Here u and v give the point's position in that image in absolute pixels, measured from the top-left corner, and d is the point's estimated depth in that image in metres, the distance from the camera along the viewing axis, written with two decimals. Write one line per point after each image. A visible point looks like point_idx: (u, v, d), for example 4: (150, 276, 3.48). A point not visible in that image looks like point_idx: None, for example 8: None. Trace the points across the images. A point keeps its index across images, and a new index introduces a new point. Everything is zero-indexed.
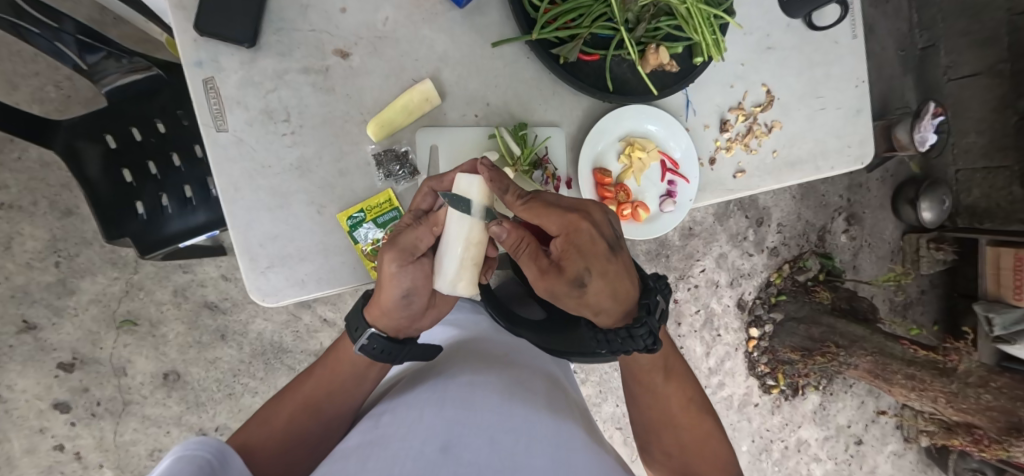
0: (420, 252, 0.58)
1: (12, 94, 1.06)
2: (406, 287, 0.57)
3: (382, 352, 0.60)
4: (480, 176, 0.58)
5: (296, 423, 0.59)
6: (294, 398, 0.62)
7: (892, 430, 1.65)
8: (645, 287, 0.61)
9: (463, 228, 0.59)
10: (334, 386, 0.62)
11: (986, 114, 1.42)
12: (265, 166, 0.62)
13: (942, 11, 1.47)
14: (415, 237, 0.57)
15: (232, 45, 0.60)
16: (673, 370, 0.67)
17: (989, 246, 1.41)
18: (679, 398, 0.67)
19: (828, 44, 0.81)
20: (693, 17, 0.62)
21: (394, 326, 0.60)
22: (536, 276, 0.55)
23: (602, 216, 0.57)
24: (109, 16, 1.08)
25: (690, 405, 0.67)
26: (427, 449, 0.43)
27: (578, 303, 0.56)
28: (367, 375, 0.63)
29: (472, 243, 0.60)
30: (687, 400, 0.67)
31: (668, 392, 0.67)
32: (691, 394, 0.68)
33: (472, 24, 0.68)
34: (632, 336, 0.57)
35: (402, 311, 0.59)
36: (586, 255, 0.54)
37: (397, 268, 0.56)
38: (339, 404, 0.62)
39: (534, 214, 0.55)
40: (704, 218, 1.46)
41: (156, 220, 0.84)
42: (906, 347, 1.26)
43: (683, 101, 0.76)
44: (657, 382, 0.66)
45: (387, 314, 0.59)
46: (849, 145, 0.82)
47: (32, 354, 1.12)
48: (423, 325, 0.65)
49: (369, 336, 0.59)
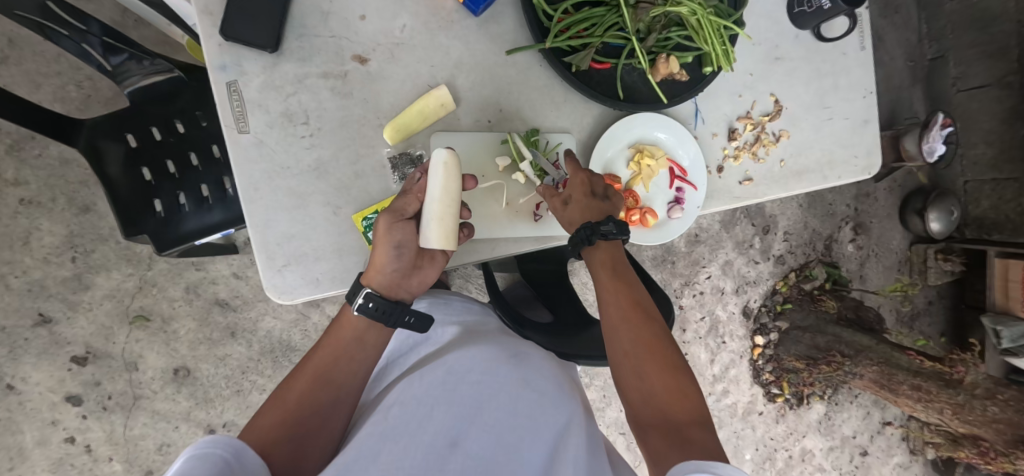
0: (409, 214, 0.62)
1: (36, 93, 1.09)
2: (398, 241, 0.61)
3: (381, 312, 0.59)
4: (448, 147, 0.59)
5: (308, 398, 0.59)
6: (300, 378, 0.61)
7: (898, 442, 1.64)
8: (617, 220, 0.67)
9: (436, 185, 0.59)
10: (337, 357, 0.63)
11: (996, 125, 1.42)
12: (284, 167, 0.64)
13: (952, 23, 1.47)
14: (402, 201, 0.62)
15: (255, 51, 0.62)
16: (623, 273, 0.67)
17: (997, 258, 1.41)
18: (624, 297, 0.64)
19: (837, 55, 0.82)
20: (704, 28, 0.64)
21: (386, 284, 0.61)
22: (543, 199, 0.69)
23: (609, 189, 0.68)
24: (130, 18, 1.10)
25: (637, 307, 0.63)
26: (438, 445, 0.45)
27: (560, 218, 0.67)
28: (366, 341, 0.65)
29: (452, 194, 0.60)
30: (635, 302, 0.64)
31: (615, 290, 0.65)
32: (639, 298, 0.65)
33: (487, 32, 0.70)
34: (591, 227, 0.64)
35: (394, 266, 0.61)
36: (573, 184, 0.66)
37: (388, 226, 0.60)
38: (344, 374, 0.63)
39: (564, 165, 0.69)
40: (710, 225, 1.47)
41: (173, 218, 0.86)
42: (913, 358, 1.26)
43: (692, 110, 0.77)
44: (603, 277, 0.66)
45: (381, 272, 0.60)
46: (856, 155, 0.83)
47: (46, 347, 1.14)
48: (412, 285, 0.64)
49: (366, 294, 0.58)
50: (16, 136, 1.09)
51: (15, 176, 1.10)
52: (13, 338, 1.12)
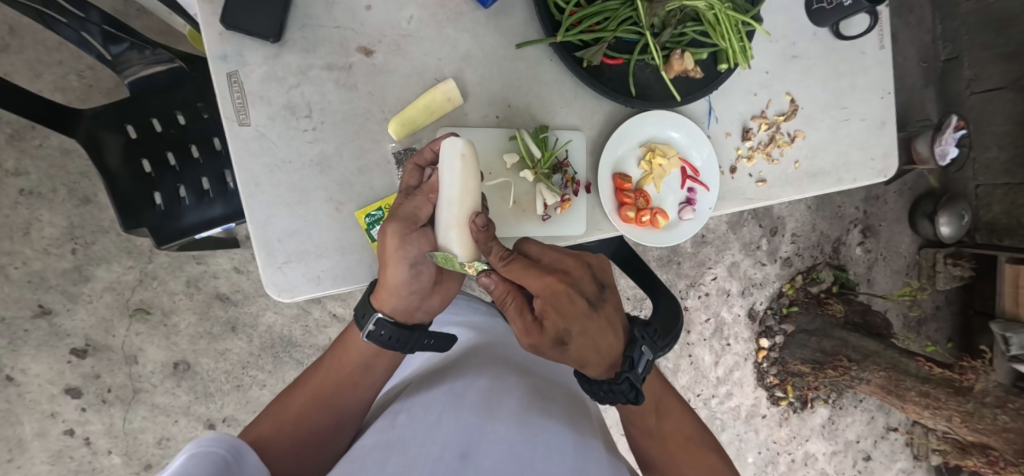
0: (422, 221, 0.59)
1: (36, 81, 1.07)
2: (413, 258, 0.57)
3: (392, 339, 0.58)
4: (463, 138, 0.57)
5: (307, 416, 0.60)
6: (299, 396, 0.62)
7: (902, 448, 1.62)
8: (629, 338, 0.60)
9: (453, 189, 0.57)
10: (341, 381, 0.62)
11: (1010, 128, 1.38)
12: (285, 162, 0.62)
13: (967, 23, 1.43)
14: (414, 207, 0.59)
15: (257, 41, 0.60)
16: (666, 410, 0.70)
17: (1008, 265, 1.39)
18: (675, 436, 0.68)
19: (855, 54, 0.79)
20: (721, 23, 0.61)
21: (402, 309, 0.59)
22: (521, 333, 0.57)
23: (582, 274, 0.59)
24: (132, 7, 1.09)
25: (691, 446, 0.67)
26: (448, 454, 0.43)
27: (562, 357, 0.57)
28: (374, 365, 0.64)
29: (470, 197, 0.58)
30: (687, 441, 0.68)
31: (666, 434, 0.68)
32: (689, 431, 0.69)
33: (495, 24, 0.68)
34: (613, 390, 0.57)
35: (411, 286, 0.58)
36: (562, 314, 0.55)
37: (400, 239, 0.56)
38: (345, 399, 0.62)
39: (514, 275, 0.56)
40: (717, 226, 1.45)
41: (173, 212, 0.84)
42: (921, 364, 1.22)
43: (705, 108, 0.75)
44: (650, 423, 0.68)
45: (396, 295, 0.58)
46: (872, 158, 0.81)
47: (46, 339, 1.13)
48: (433, 304, 0.63)
49: (376, 322, 0.57)
50: (15, 125, 1.08)
51: (16, 166, 1.09)
52: (12, 329, 1.11)
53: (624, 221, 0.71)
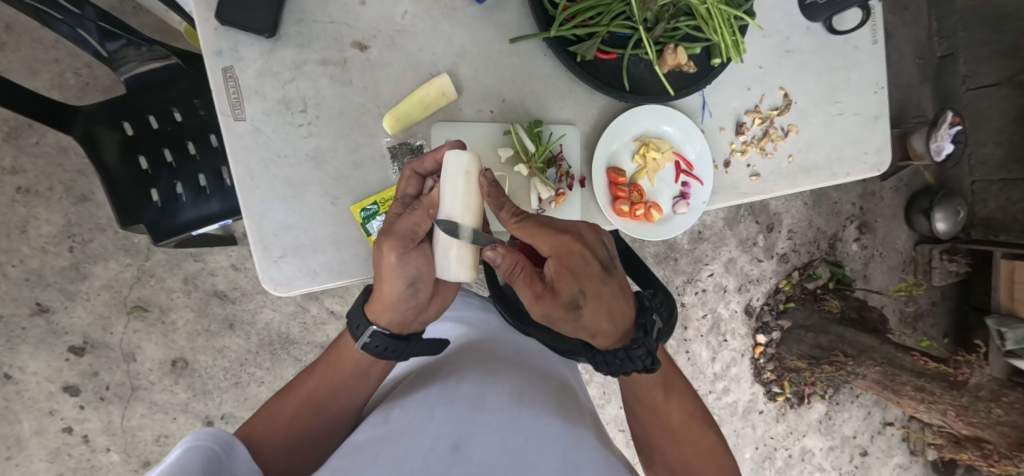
0: (421, 237, 0.58)
1: (33, 79, 1.08)
2: (411, 276, 0.57)
3: (386, 349, 0.59)
4: (468, 153, 0.56)
5: (303, 420, 0.60)
6: (295, 398, 0.63)
7: (898, 443, 1.62)
8: (641, 306, 0.62)
9: (456, 207, 0.57)
10: (335, 386, 0.63)
11: (1007, 125, 1.39)
12: (281, 156, 0.63)
13: (963, 20, 1.44)
14: (412, 223, 0.57)
15: (253, 36, 0.61)
16: (673, 387, 0.70)
17: (1004, 260, 1.40)
18: (679, 413, 0.69)
19: (848, 49, 0.80)
20: (714, 18, 0.62)
21: (398, 322, 0.59)
22: (531, 301, 0.56)
23: (596, 237, 0.59)
24: (129, 5, 1.09)
25: (692, 424, 0.68)
26: (439, 447, 0.43)
27: (575, 328, 0.58)
28: (369, 374, 0.64)
29: (472, 216, 0.58)
30: (689, 416, 0.69)
31: (670, 411, 0.68)
32: (691, 408, 0.70)
33: (490, 18, 0.68)
34: (631, 357, 0.57)
35: (408, 303, 0.58)
36: (578, 277, 0.55)
37: (399, 258, 0.55)
38: (340, 403, 0.63)
39: (527, 233, 0.57)
40: (714, 222, 1.45)
41: (170, 208, 0.85)
42: (917, 358, 1.22)
43: (700, 102, 0.76)
44: (658, 400, 0.68)
45: (392, 309, 0.58)
46: (866, 151, 0.81)
47: (44, 337, 1.13)
48: (429, 315, 0.63)
49: (373, 334, 0.58)
50: (13, 123, 1.08)
51: (13, 163, 1.09)
52: (11, 327, 1.12)
53: (619, 215, 0.71)
